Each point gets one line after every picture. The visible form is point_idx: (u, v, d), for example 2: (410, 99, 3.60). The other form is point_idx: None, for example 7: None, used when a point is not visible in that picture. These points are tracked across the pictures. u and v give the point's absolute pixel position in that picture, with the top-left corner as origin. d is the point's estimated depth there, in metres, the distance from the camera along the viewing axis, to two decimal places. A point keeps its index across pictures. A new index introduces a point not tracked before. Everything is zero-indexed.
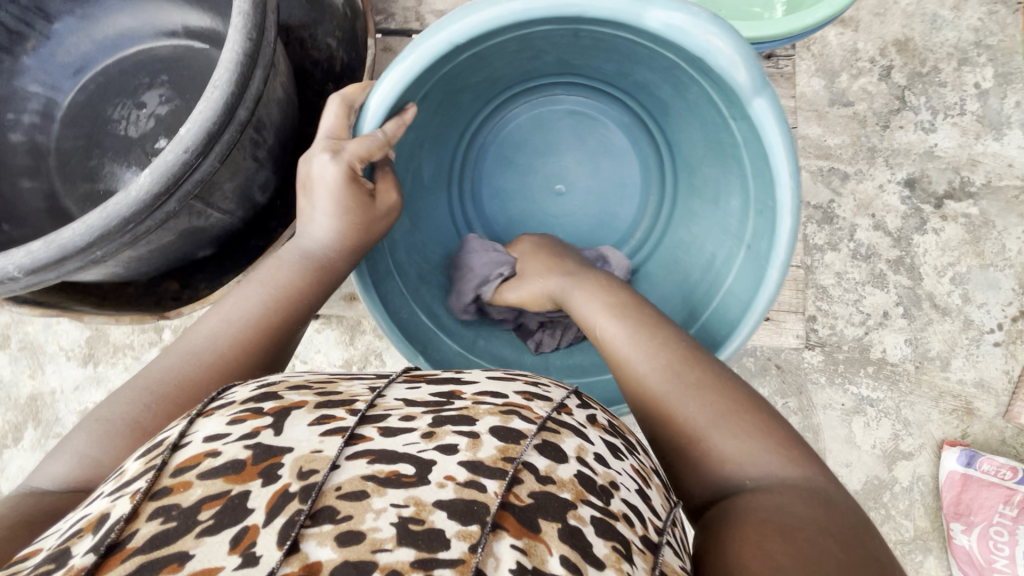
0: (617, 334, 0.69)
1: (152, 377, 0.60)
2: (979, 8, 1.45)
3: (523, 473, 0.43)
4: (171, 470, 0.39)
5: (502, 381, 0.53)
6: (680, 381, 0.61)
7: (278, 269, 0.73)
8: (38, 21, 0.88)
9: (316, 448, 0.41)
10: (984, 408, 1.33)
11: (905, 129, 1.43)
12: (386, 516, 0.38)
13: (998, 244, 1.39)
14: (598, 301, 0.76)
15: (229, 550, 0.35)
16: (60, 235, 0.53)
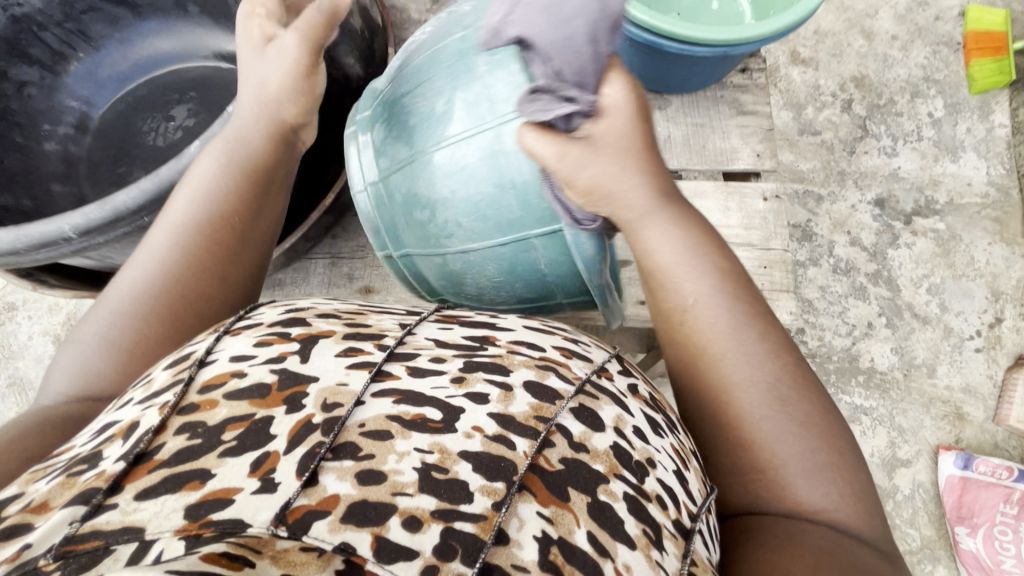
0: (712, 314, 0.57)
1: (113, 296, 0.56)
2: (924, 48, 1.62)
3: (555, 436, 0.44)
4: (198, 387, 0.41)
5: (538, 333, 0.56)
6: (771, 402, 0.54)
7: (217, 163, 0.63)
8: (80, 44, 0.95)
9: (341, 382, 0.43)
10: (974, 413, 1.37)
11: (870, 154, 1.54)
12: (409, 460, 0.39)
13: (967, 256, 1.48)
14: (689, 252, 0.60)
15: (249, 473, 0.37)
16: (114, 199, 0.62)
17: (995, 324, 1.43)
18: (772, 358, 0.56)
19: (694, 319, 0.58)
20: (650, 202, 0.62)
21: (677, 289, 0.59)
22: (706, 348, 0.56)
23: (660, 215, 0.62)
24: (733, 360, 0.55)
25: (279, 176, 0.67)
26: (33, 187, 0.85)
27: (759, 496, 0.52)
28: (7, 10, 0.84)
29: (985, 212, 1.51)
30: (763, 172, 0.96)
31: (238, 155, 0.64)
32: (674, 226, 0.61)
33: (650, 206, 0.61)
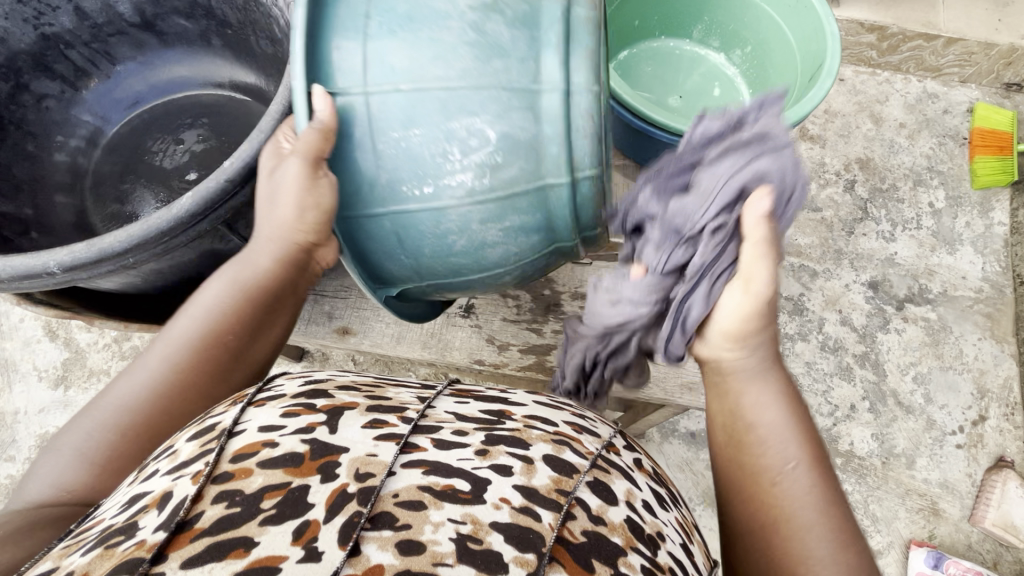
0: (794, 436, 0.57)
1: (96, 406, 0.56)
2: (930, 139, 1.65)
3: (576, 509, 0.45)
4: (228, 457, 0.42)
5: (549, 408, 0.58)
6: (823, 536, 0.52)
7: (225, 272, 0.64)
8: (103, 62, 0.99)
9: (371, 452, 0.45)
10: (950, 510, 1.35)
11: (868, 237, 1.56)
12: (445, 531, 0.40)
13: (956, 348, 1.48)
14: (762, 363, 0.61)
15: (292, 541, 0.38)
16: (103, 240, 0.58)
17: (978, 421, 1.42)
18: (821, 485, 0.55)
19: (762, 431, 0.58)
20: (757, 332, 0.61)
21: (757, 405, 0.59)
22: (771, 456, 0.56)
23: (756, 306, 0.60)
24: (795, 482, 0.54)
25: (274, 293, 0.65)
26: (37, 197, 0.89)
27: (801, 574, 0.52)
28: (38, 28, 0.89)
29: (977, 307, 1.51)
30: None
31: (253, 266, 0.64)
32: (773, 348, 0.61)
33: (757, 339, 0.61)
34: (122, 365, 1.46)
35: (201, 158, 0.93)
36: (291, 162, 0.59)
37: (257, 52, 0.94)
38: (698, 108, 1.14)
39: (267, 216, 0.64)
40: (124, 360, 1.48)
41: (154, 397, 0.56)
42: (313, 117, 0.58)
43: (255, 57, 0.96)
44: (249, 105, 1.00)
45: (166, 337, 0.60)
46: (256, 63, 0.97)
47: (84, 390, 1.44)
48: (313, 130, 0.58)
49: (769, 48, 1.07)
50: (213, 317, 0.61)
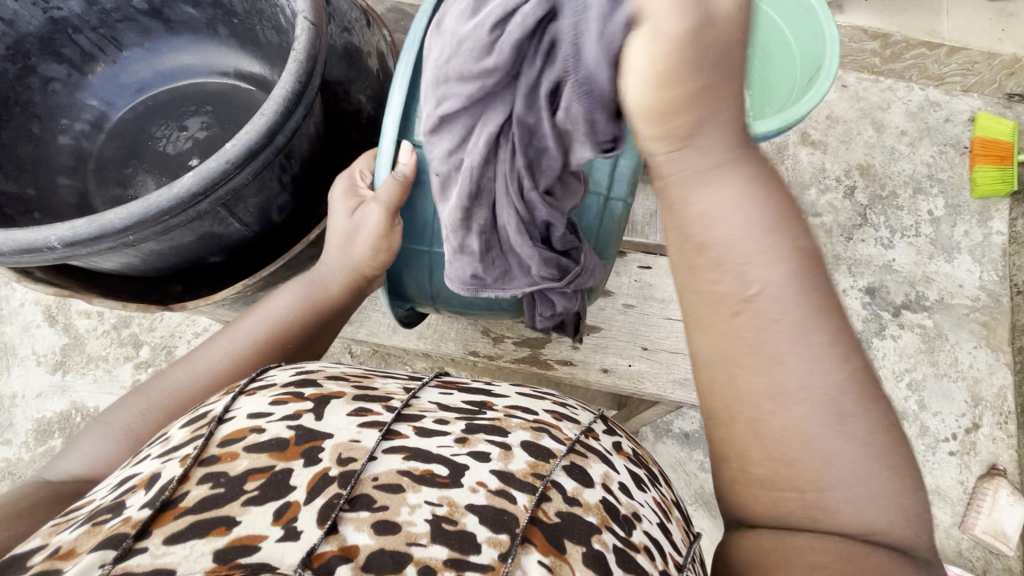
0: (811, 336, 0.40)
1: (150, 390, 0.62)
2: (931, 148, 1.66)
3: (551, 491, 0.46)
4: (216, 442, 0.43)
5: (530, 398, 0.58)
6: (874, 458, 0.39)
7: (289, 295, 0.73)
8: (110, 48, 1.00)
9: (354, 438, 0.45)
10: (941, 516, 1.36)
11: (867, 243, 1.56)
12: (421, 512, 0.41)
13: (951, 356, 1.48)
14: (758, 209, 0.42)
15: (272, 521, 0.39)
16: (104, 216, 0.58)
17: (971, 429, 1.43)
18: (855, 370, 0.40)
19: (768, 351, 0.41)
20: (712, 153, 0.42)
21: (752, 306, 0.41)
22: (785, 385, 0.40)
23: (694, 87, 0.41)
24: (834, 429, 0.39)
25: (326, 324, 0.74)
26: (39, 178, 0.89)
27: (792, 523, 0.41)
28: (47, 13, 0.88)
29: (973, 316, 1.52)
30: None
31: (317, 287, 0.74)
32: (756, 161, 0.42)
33: (703, 163, 0.42)
34: (121, 352, 1.47)
35: (204, 145, 0.94)
36: (375, 208, 0.69)
37: (263, 41, 0.95)
38: None
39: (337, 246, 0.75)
40: (123, 347, 1.48)
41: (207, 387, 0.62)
42: (397, 169, 0.68)
43: (261, 46, 0.96)
44: (253, 94, 1.01)
45: (229, 335, 0.67)
46: (262, 53, 0.97)
47: (82, 375, 1.45)
48: (396, 181, 0.68)
49: (771, 51, 1.08)
50: (273, 324, 0.69)
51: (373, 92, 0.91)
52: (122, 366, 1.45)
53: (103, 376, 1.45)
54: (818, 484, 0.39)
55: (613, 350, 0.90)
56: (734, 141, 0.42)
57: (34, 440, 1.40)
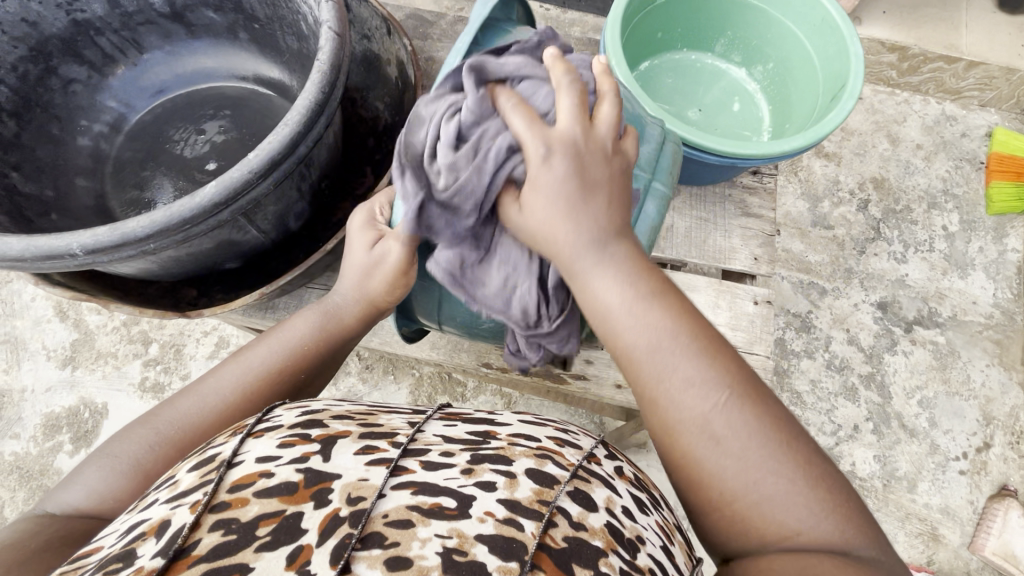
0: (674, 383, 0.52)
1: (158, 421, 0.62)
2: (947, 162, 1.64)
3: (557, 517, 0.45)
4: (226, 487, 0.43)
5: (534, 425, 0.57)
6: (755, 465, 0.48)
7: (299, 324, 0.73)
8: (131, 51, 1.01)
9: (363, 477, 0.45)
10: (949, 536, 1.34)
11: (880, 257, 1.55)
12: (432, 545, 0.41)
13: (963, 373, 1.47)
14: (634, 289, 0.54)
15: (285, 566, 0.38)
16: (126, 224, 0.58)
17: (982, 448, 1.41)
18: (724, 392, 0.50)
19: (656, 400, 0.53)
20: (590, 241, 0.55)
21: (636, 367, 0.54)
22: (671, 427, 0.52)
23: (575, 204, 0.54)
24: (713, 452, 0.49)
25: (334, 354, 0.75)
26: (58, 179, 0.90)
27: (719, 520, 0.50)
28: (70, 15, 0.90)
29: (987, 333, 1.50)
30: (758, 275, 0.98)
31: (327, 318, 0.75)
32: (624, 244, 0.56)
33: (588, 253, 0.55)
34: (130, 348, 1.48)
35: (221, 149, 0.94)
36: (392, 244, 0.69)
37: (283, 47, 0.95)
38: (716, 121, 1.14)
39: (349, 279, 0.75)
40: (132, 343, 1.49)
41: (219, 421, 0.63)
42: None
43: (281, 52, 0.97)
44: (273, 99, 1.01)
45: (239, 366, 0.68)
46: (281, 58, 0.97)
47: (91, 371, 1.45)
48: None
49: (792, 67, 1.07)
50: (285, 355, 0.70)
51: (391, 100, 0.90)
52: (131, 363, 1.46)
53: (112, 372, 1.46)
54: (722, 505, 0.49)
55: None
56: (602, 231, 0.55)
57: (41, 435, 1.41)
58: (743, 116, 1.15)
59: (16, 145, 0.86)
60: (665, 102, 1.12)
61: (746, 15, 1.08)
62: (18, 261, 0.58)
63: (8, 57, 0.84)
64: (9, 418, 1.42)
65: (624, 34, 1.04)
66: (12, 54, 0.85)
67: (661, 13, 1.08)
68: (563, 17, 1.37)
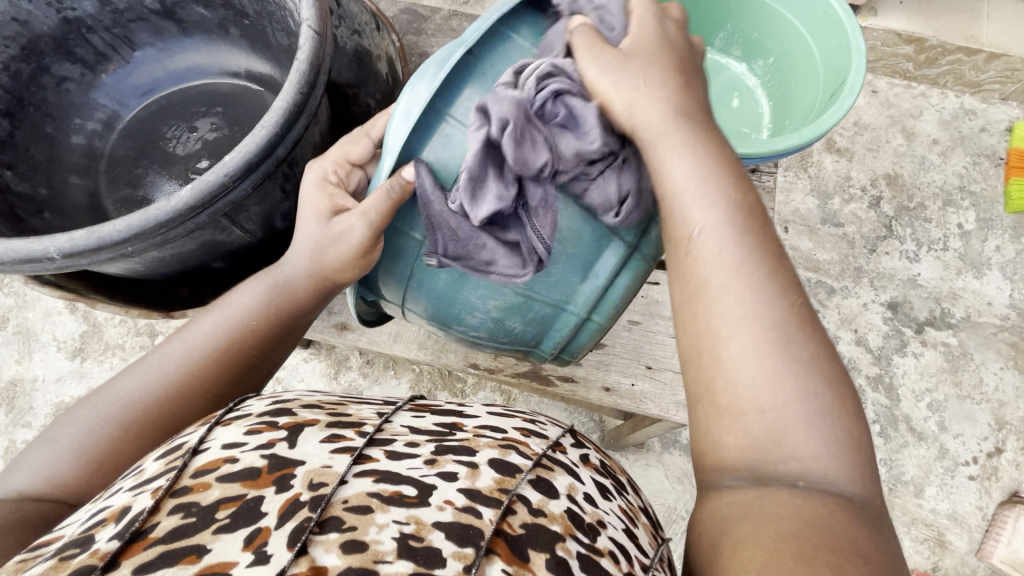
0: (744, 280, 0.49)
1: (99, 397, 0.60)
2: (964, 158, 1.59)
3: (517, 505, 0.45)
4: (190, 472, 0.43)
5: (501, 417, 0.58)
6: (802, 389, 0.46)
7: (243, 298, 0.69)
8: (123, 48, 1.01)
9: (326, 463, 0.45)
10: (956, 542, 1.32)
11: (891, 255, 1.51)
12: (388, 531, 0.41)
13: (975, 376, 1.43)
14: (701, 188, 0.53)
15: (242, 547, 0.38)
16: (102, 229, 0.59)
17: (994, 453, 1.38)
18: (791, 303, 0.49)
19: (760, 335, 0.47)
20: (655, 132, 0.55)
21: (696, 260, 0.52)
22: (724, 319, 0.49)
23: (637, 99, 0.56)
24: (763, 355, 0.47)
25: (283, 332, 0.70)
26: (52, 177, 0.91)
27: (756, 418, 0.46)
28: (61, 13, 0.90)
29: (1001, 335, 1.46)
30: None
31: (277, 291, 0.70)
32: (701, 145, 0.55)
33: (661, 132, 0.55)
34: (137, 341, 1.50)
35: (212, 147, 0.94)
36: (357, 222, 0.62)
37: (273, 43, 0.95)
38: (714, 117, 1.12)
39: (304, 251, 0.69)
40: (139, 336, 1.51)
41: (171, 397, 0.61)
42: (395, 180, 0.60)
43: (271, 48, 0.96)
44: (262, 95, 1.01)
45: (182, 342, 0.65)
46: (271, 55, 0.97)
47: (99, 362, 1.48)
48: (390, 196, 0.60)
49: (792, 61, 1.04)
50: (231, 331, 0.66)
51: (381, 96, 0.93)
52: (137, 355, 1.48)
53: (119, 364, 1.48)
54: (743, 415, 0.46)
55: (615, 368, 0.91)
56: (683, 131, 0.55)
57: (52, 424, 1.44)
58: (743, 112, 1.13)
59: (10, 143, 0.87)
60: None
61: (746, 10, 1.06)
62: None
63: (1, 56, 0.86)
64: (20, 407, 1.46)
65: None
66: (4, 53, 0.86)
67: None
68: None
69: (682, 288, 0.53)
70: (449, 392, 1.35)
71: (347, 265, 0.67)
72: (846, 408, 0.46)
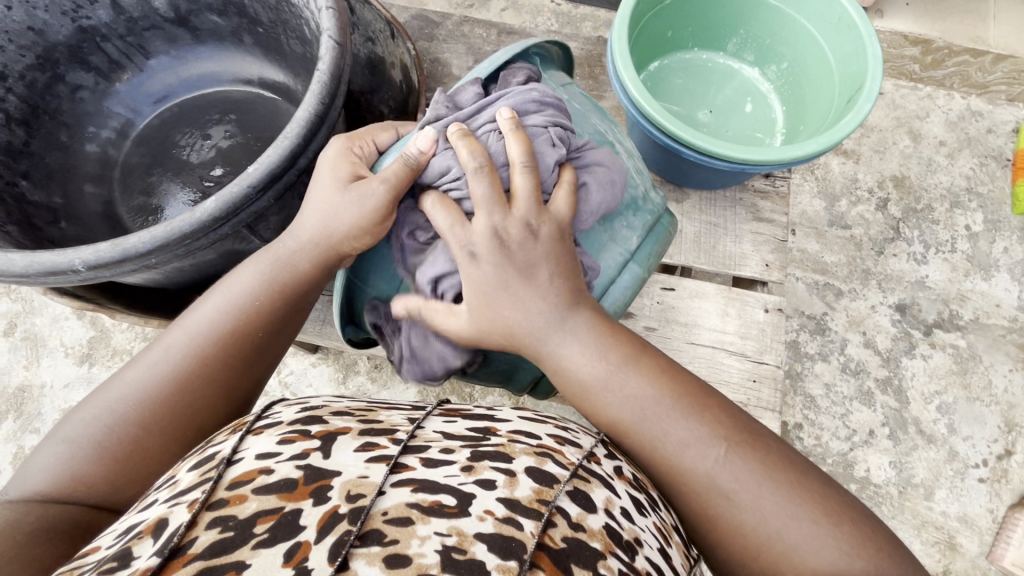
0: (673, 447, 0.56)
1: (105, 400, 0.58)
2: (971, 159, 1.59)
3: (557, 518, 0.45)
4: (226, 483, 0.43)
5: (533, 422, 0.58)
6: (772, 514, 0.52)
7: (242, 282, 0.65)
8: (137, 56, 1.01)
9: (362, 475, 0.45)
10: (967, 545, 1.32)
11: (899, 257, 1.51)
12: (430, 543, 0.41)
13: (984, 378, 1.43)
14: (610, 363, 0.60)
15: (283, 562, 0.38)
16: (126, 241, 0.59)
17: (1003, 456, 1.38)
18: (716, 447, 0.55)
19: (705, 488, 0.55)
20: (553, 320, 0.62)
21: (635, 438, 0.59)
22: (682, 489, 0.56)
23: (516, 290, 0.61)
24: (727, 508, 0.54)
25: (289, 314, 0.67)
26: (67, 186, 0.92)
27: (749, 555, 0.53)
28: (76, 21, 0.91)
29: (1010, 337, 1.46)
30: (770, 281, 0.96)
31: (279, 266, 0.65)
32: (581, 312, 0.62)
33: (557, 328, 0.61)
34: (144, 346, 1.50)
35: (227, 154, 0.94)
36: (377, 188, 0.63)
37: (287, 51, 0.95)
38: (727, 121, 1.11)
39: (312, 218, 0.65)
40: (146, 341, 1.51)
41: (178, 393, 0.59)
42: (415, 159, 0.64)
43: (285, 56, 0.96)
44: (276, 102, 1.01)
45: (182, 334, 0.62)
46: (286, 62, 0.97)
47: (107, 368, 1.48)
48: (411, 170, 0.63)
49: (806, 65, 1.04)
50: (232, 316, 0.63)
51: (396, 103, 0.93)
52: None
53: None
54: (750, 557, 0.53)
55: None
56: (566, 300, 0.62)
57: None
58: (757, 115, 1.13)
59: (26, 152, 0.88)
60: (673, 104, 1.10)
61: (758, 15, 1.05)
62: (22, 276, 0.58)
63: (15, 65, 0.86)
64: (28, 414, 1.45)
65: (631, 36, 1.01)
66: (19, 62, 0.87)
67: (669, 14, 1.05)
68: (574, 12, 1.33)
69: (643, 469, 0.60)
70: (458, 397, 1.34)
71: (352, 236, 0.64)
72: (806, 498, 0.53)
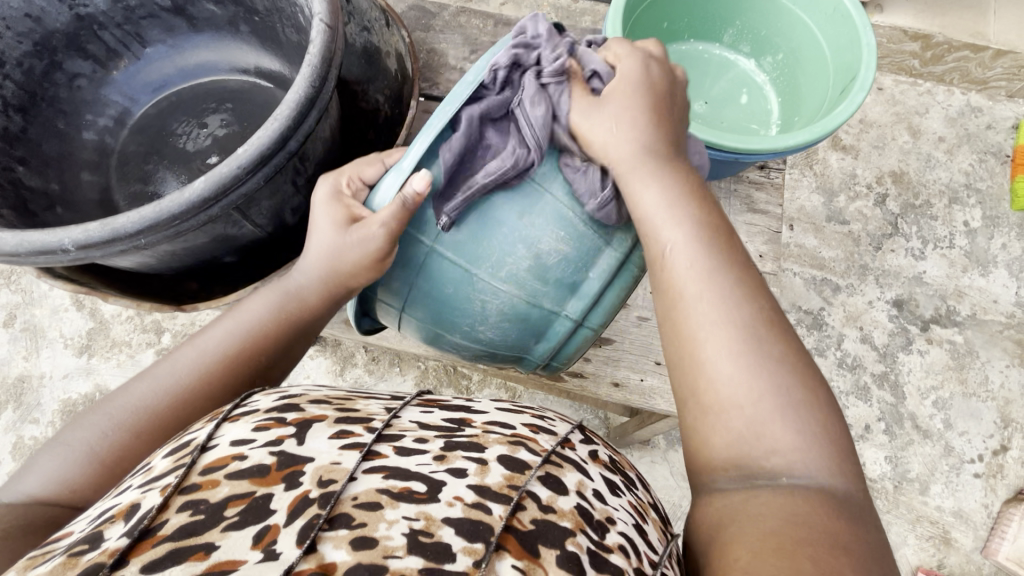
0: (708, 286, 0.54)
1: (113, 402, 0.59)
2: (970, 155, 1.58)
3: (526, 501, 0.45)
4: (199, 469, 0.43)
5: (509, 413, 0.58)
6: (774, 391, 0.49)
7: (254, 310, 0.68)
8: (134, 45, 1.02)
9: (335, 460, 0.45)
10: (962, 540, 1.32)
11: (896, 253, 1.51)
12: (398, 527, 0.41)
13: (981, 374, 1.43)
14: (674, 202, 0.58)
15: (252, 545, 0.39)
16: (116, 221, 0.59)
17: (999, 451, 1.38)
18: (759, 310, 0.53)
19: (730, 333, 0.52)
20: (633, 156, 0.60)
21: (668, 265, 0.56)
22: (692, 328, 0.53)
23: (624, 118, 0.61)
24: (728, 357, 0.50)
25: (295, 342, 0.69)
26: (64, 174, 0.92)
27: (724, 416, 0.49)
28: (74, 9, 0.91)
29: (1007, 333, 1.46)
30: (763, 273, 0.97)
31: (286, 298, 0.69)
32: (674, 164, 0.61)
33: (632, 160, 0.60)
34: (144, 337, 1.51)
35: (222, 143, 0.95)
36: (377, 231, 0.61)
37: (283, 40, 0.95)
38: (722, 112, 1.12)
39: (318, 256, 0.67)
40: (145, 332, 1.52)
41: (179, 409, 0.60)
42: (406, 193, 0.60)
43: (281, 45, 0.97)
44: (272, 91, 1.01)
45: (193, 350, 0.63)
46: (281, 51, 0.97)
47: (106, 359, 1.49)
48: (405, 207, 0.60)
49: (802, 56, 1.04)
50: (241, 339, 0.65)
51: (390, 92, 0.93)
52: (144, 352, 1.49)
53: (126, 361, 1.49)
54: (720, 410, 0.49)
55: (623, 363, 0.91)
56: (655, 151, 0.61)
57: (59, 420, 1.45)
58: (752, 107, 1.13)
59: (23, 139, 0.88)
60: None
61: (754, 6, 1.06)
62: (12, 256, 0.59)
63: (14, 51, 0.86)
64: (28, 403, 1.46)
65: (628, 27, 1.01)
66: (16, 49, 0.86)
67: (665, 5, 1.05)
68: (573, 6, 1.33)
69: (659, 303, 0.57)
70: (455, 389, 1.35)
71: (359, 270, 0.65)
72: (809, 402, 0.49)
